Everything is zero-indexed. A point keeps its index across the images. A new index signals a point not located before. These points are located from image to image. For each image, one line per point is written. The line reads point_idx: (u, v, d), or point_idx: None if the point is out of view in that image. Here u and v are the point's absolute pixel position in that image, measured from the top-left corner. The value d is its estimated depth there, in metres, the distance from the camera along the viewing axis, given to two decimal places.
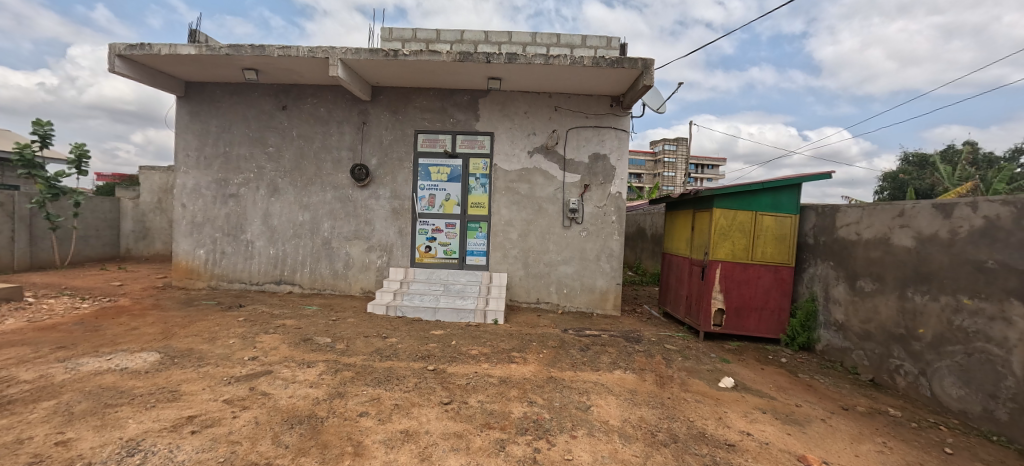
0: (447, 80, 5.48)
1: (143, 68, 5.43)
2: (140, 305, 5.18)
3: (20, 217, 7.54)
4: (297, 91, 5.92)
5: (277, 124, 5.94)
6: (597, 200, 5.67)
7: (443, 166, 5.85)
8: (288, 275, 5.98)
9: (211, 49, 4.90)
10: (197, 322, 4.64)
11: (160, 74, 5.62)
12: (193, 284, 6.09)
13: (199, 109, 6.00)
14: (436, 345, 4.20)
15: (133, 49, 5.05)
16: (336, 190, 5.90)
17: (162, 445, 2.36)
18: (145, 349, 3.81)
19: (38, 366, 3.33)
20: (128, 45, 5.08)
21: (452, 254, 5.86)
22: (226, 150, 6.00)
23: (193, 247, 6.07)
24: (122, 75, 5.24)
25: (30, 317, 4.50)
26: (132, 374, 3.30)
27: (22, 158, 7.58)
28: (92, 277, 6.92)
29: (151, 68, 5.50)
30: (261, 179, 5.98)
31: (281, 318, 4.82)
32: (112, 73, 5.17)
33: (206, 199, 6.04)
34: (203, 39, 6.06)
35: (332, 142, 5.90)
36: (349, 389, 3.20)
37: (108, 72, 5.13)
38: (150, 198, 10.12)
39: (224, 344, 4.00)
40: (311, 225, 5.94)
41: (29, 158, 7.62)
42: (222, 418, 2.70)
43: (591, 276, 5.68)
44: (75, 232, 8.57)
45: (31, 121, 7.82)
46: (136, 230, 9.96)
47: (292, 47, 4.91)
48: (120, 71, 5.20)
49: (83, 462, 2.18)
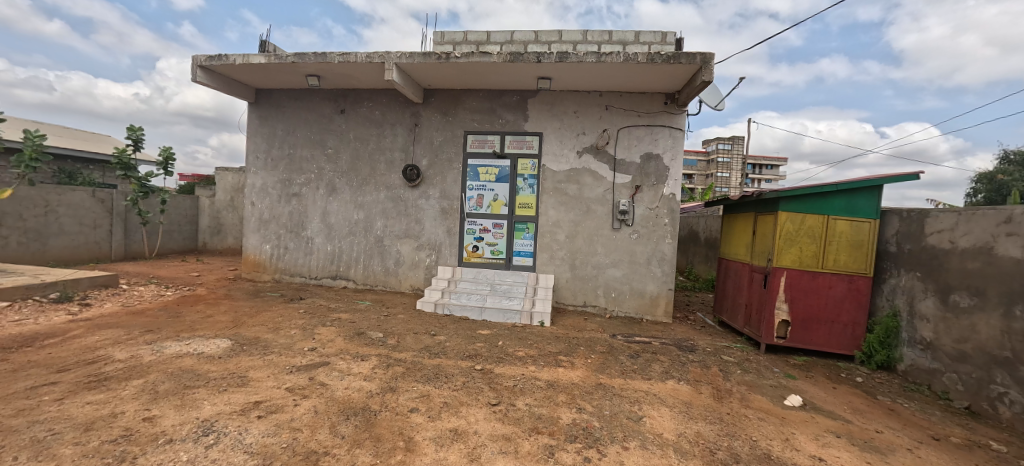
0: (498, 81, 5.50)
1: (220, 77, 5.91)
2: (214, 295, 5.66)
3: (118, 214, 8.52)
4: (353, 95, 6.19)
5: (335, 126, 6.25)
6: (649, 202, 5.46)
7: (492, 167, 5.87)
8: (343, 271, 6.27)
9: (281, 58, 5.23)
10: (263, 312, 4.97)
11: (235, 82, 6.10)
12: (259, 278, 6.55)
13: (267, 114, 6.44)
14: (483, 344, 4.21)
15: (212, 60, 5.49)
16: (389, 190, 6.11)
17: (232, 427, 2.54)
18: (218, 335, 4.13)
19: (129, 347, 3.69)
20: (208, 56, 5.54)
21: (499, 254, 5.87)
22: (290, 152, 6.40)
23: (260, 242, 6.52)
24: (203, 84, 5.73)
25: (123, 302, 5.04)
26: (208, 358, 3.59)
27: (120, 161, 8.52)
28: (175, 268, 7.65)
29: (227, 77, 5.96)
30: (321, 179, 6.31)
31: (337, 312, 5.05)
32: (195, 83, 5.66)
33: (272, 197, 6.47)
34: (272, 50, 6.50)
35: (386, 144, 6.11)
36: (400, 384, 3.27)
37: (191, 82, 5.62)
38: (224, 196, 10.97)
39: (286, 334, 4.25)
40: (365, 224, 6.19)
41: (125, 161, 8.55)
42: (284, 405, 2.85)
43: (640, 280, 5.47)
44: (161, 227, 9.52)
45: (127, 127, 8.79)
46: (211, 226, 10.84)
47: (351, 54, 5.13)
48: (201, 81, 5.68)
49: (166, 438, 2.38)
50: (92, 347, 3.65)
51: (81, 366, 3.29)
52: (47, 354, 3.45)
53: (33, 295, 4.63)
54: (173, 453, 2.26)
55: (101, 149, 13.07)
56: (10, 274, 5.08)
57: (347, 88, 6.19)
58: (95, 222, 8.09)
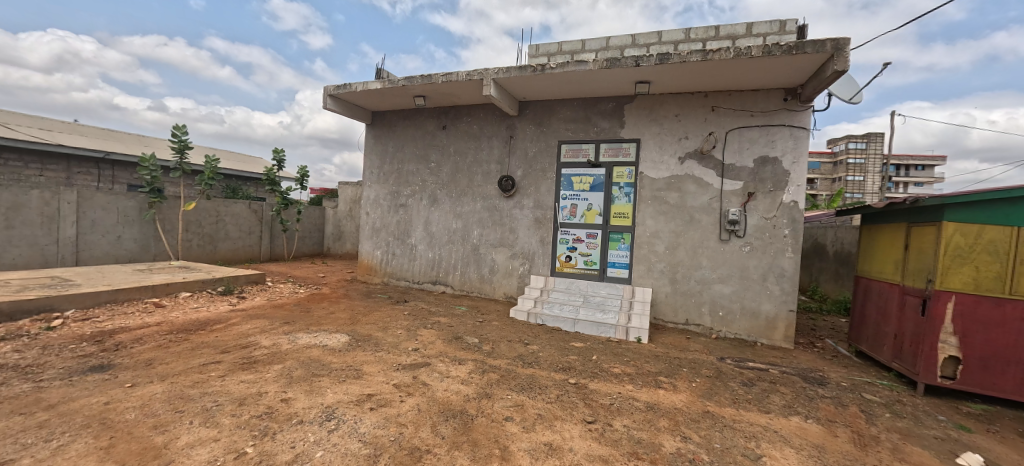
0: (592, 88, 5.42)
1: (345, 103, 6.77)
2: (336, 294, 6.45)
3: (266, 222, 10.22)
4: (454, 111, 6.63)
5: (438, 142, 6.74)
6: (765, 210, 4.87)
7: (586, 176, 5.78)
8: (442, 277, 6.69)
9: (393, 82, 5.82)
10: (374, 311, 5.52)
11: (356, 106, 6.94)
12: (372, 280, 7.30)
13: (381, 133, 7.21)
14: (576, 357, 4.11)
15: (339, 89, 6.32)
16: (486, 200, 6.38)
17: (349, 416, 2.85)
18: (338, 330, 4.68)
19: (272, 336, 4.37)
20: (335, 86, 6.38)
21: (592, 265, 5.73)
22: (399, 166, 7.06)
23: (373, 248, 7.28)
24: (331, 110, 6.62)
25: (269, 297, 6.01)
26: (331, 350, 4.07)
27: (269, 178, 10.25)
28: (306, 268, 8.91)
29: (350, 103, 6.80)
30: (424, 191, 6.84)
31: (437, 315, 5.38)
32: (325, 109, 6.57)
33: (383, 208, 7.19)
34: (386, 76, 7.28)
35: (483, 156, 6.40)
36: (495, 391, 3.34)
37: (322, 109, 6.54)
38: (345, 207, 12.47)
39: (394, 334, 4.65)
40: (462, 233, 6.54)
41: (272, 178, 10.26)
42: (392, 400, 3.10)
43: (754, 299, 4.89)
44: (296, 233, 11.20)
45: (274, 150, 10.54)
46: (334, 233, 12.43)
47: (453, 73, 5.50)
48: (330, 107, 6.56)
49: (298, 418, 2.82)
50: (246, 333, 4.40)
51: (239, 349, 3.98)
52: (216, 337, 4.24)
53: (208, 288, 5.76)
54: (299, 434, 2.63)
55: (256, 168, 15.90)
56: (194, 271, 6.39)
57: (448, 106, 6.65)
58: (250, 229, 9.82)
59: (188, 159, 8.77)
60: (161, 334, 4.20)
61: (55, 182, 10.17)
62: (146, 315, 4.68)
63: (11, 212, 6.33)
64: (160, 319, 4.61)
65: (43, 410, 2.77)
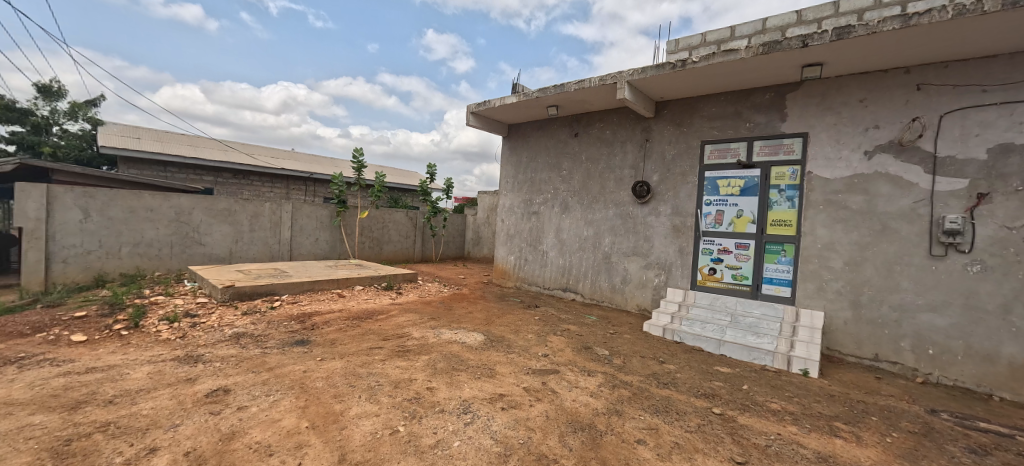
0: (744, 79, 4.81)
1: (484, 119, 7.37)
2: (473, 295, 7.02)
3: (419, 228, 11.80)
4: (586, 118, 6.63)
5: (570, 149, 6.82)
6: (1011, 216, 3.59)
7: (735, 178, 5.12)
8: (572, 284, 6.71)
9: (528, 95, 6.10)
10: (506, 314, 5.84)
11: (494, 121, 7.49)
12: (505, 284, 7.74)
13: (516, 144, 7.64)
14: (722, 385, 3.63)
15: (480, 106, 6.91)
16: (618, 207, 6.19)
17: (482, 412, 3.03)
18: (475, 329, 5.06)
19: (422, 329, 4.95)
20: (477, 103, 7.01)
21: (743, 280, 5.03)
22: (532, 175, 7.36)
23: (507, 254, 7.71)
24: (473, 126, 7.28)
25: (420, 293, 6.88)
26: (469, 347, 4.42)
27: (423, 190, 11.81)
28: (449, 270, 9.95)
29: (488, 118, 7.38)
30: (556, 199, 6.98)
31: (567, 323, 5.39)
32: (468, 126, 7.26)
33: (517, 215, 7.57)
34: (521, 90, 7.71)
35: (616, 162, 6.25)
36: (626, 409, 3.15)
37: (466, 126, 7.24)
38: (483, 214, 13.65)
39: (524, 337, 4.82)
40: (593, 240, 6.46)
41: (426, 190, 11.79)
42: (522, 403, 3.18)
43: (992, 336, 3.62)
44: (442, 238, 12.62)
45: (429, 165, 12.11)
46: (473, 238, 13.66)
47: (586, 80, 5.50)
48: (472, 123, 7.22)
49: (441, 407, 3.11)
50: (402, 324, 5.09)
51: (395, 337, 4.62)
52: (379, 325, 5.00)
53: (375, 283, 6.87)
54: (439, 421, 2.91)
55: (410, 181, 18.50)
56: (365, 268, 7.70)
57: (580, 113, 6.68)
58: (407, 234, 11.45)
59: (363, 176, 10.67)
60: (342, 319, 5.14)
61: (279, 197, 13.49)
62: (332, 302, 5.80)
63: (253, 218, 8.47)
64: (342, 306, 5.67)
65: (266, 371, 3.65)
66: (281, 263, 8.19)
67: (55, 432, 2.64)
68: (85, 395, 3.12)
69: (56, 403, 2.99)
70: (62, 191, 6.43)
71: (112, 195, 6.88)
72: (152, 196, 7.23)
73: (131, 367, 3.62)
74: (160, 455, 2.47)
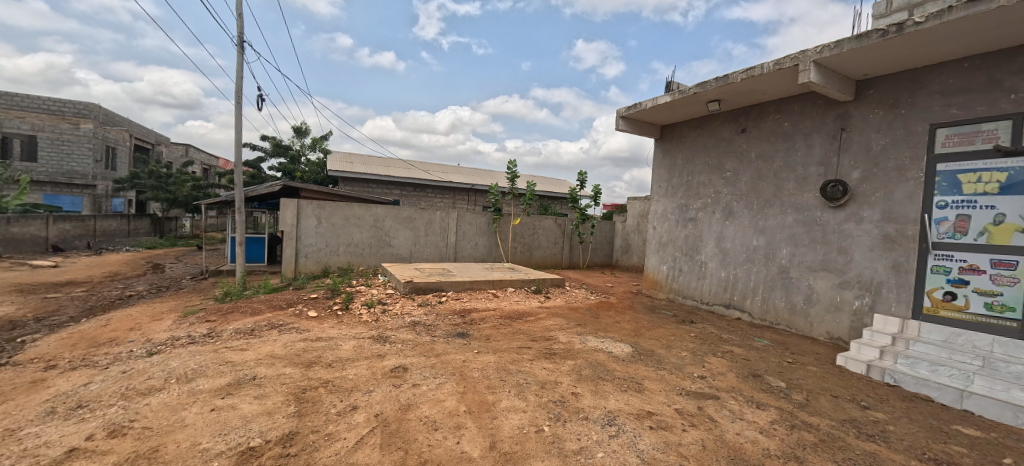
0: (1008, 34, 3.50)
1: (635, 122, 7.43)
2: (621, 305, 6.87)
3: (567, 234, 12.11)
4: (757, 110, 6.02)
5: (735, 147, 6.31)
6: None
7: (991, 171, 3.76)
8: (737, 301, 6.21)
9: (685, 92, 5.94)
10: (657, 328, 5.57)
11: (645, 124, 7.49)
12: (656, 294, 7.76)
13: (670, 147, 7.47)
14: (965, 451, 2.67)
15: (631, 109, 7.03)
16: (800, 213, 5.40)
17: (629, 428, 2.90)
18: (623, 340, 4.93)
19: (568, 334, 5.05)
20: (628, 107, 7.14)
21: (1007, 311, 3.65)
22: (689, 178, 7.06)
23: (659, 263, 7.69)
24: (623, 131, 7.42)
25: (568, 298, 7.06)
26: (615, 358, 4.33)
27: (572, 197, 12.09)
28: (596, 277, 9.95)
29: (640, 121, 7.42)
30: (718, 203, 6.53)
31: (730, 344, 4.96)
32: (619, 130, 7.43)
33: (671, 221, 7.40)
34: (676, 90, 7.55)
35: (798, 159, 5.46)
36: (808, 457, 2.59)
37: (616, 130, 7.42)
38: (633, 221, 12.68)
39: (678, 355, 4.50)
40: (767, 251, 5.80)
41: (574, 197, 12.05)
42: (673, 426, 2.93)
43: None
44: (590, 245, 12.66)
45: (579, 173, 12.39)
46: (622, 246, 12.99)
47: (754, 67, 5.03)
48: (623, 128, 7.37)
49: (585, 414, 3.10)
50: (549, 327, 5.28)
51: (543, 339, 4.82)
52: (528, 326, 5.29)
53: (526, 286, 7.30)
54: (583, 428, 2.90)
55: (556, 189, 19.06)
56: (517, 271, 8.28)
57: (749, 105, 6.13)
58: (555, 240, 11.89)
59: (516, 186, 11.47)
60: (496, 318, 5.62)
61: (448, 205, 15.56)
62: (488, 301, 6.40)
63: (427, 225, 9.94)
64: (496, 306, 6.20)
65: (434, 356, 4.23)
66: (448, 264, 9.43)
67: (294, 382, 3.59)
68: (314, 357, 4.16)
69: (297, 360, 4.05)
70: (306, 205, 8.73)
71: (336, 206, 9.00)
72: (359, 207, 9.20)
73: (343, 340, 4.65)
74: (359, 413, 3.10)
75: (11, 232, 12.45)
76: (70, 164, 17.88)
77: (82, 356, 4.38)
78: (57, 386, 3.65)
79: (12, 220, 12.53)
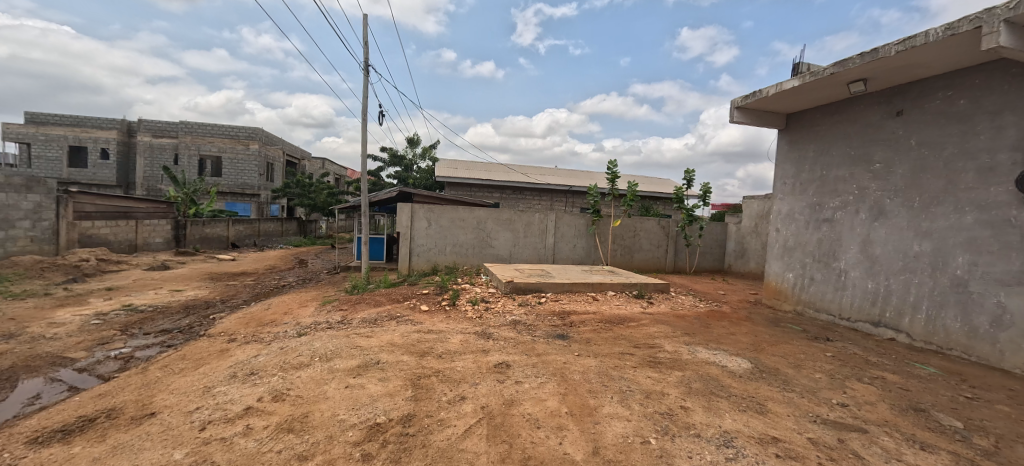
0: None
1: (753, 112, 6.71)
2: (737, 316, 6.21)
3: (672, 236, 11.36)
4: (919, 87, 4.96)
5: (887, 134, 5.27)
6: None
7: None
8: (890, 319, 5.18)
9: (816, 74, 5.18)
10: (782, 343, 4.93)
11: (766, 113, 6.71)
12: (779, 305, 6.87)
13: (798, 137, 6.56)
14: None
15: (748, 98, 6.37)
16: (984, 211, 4.29)
17: (750, 452, 2.60)
18: (739, 354, 4.46)
19: (675, 343, 4.75)
20: (743, 97, 6.49)
21: None
22: (823, 173, 6.10)
23: (783, 270, 6.80)
24: (738, 122, 6.77)
25: (673, 305, 6.63)
26: (731, 373, 3.94)
27: (677, 197, 11.31)
28: (705, 284, 9.16)
29: (759, 110, 6.67)
30: (862, 201, 5.53)
31: (880, 369, 4.15)
32: (733, 123, 6.80)
33: (800, 223, 6.48)
34: (806, 71, 6.60)
35: (982, 143, 4.35)
36: None
37: (730, 123, 6.81)
38: (749, 223, 11.34)
39: (810, 376, 3.92)
40: (934, 259, 4.72)
41: (680, 196, 11.26)
42: (806, 457, 2.55)
43: None
44: (698, 249, 11.70)
45: (686, 171, 11.55)
46: (736, 250, 11.71)
47: (913, 37, 4.17)
48: (737, 120, 6.73)
49: (696, 431, 2.87)
50: (654, 334, 5.02)
51: (646, 347, 4.59)
52: (631, 332, 5.09)
53: (627, 290, 7.03)
54: (695, 446, 2.69)
55: (658, 188, 17.97)
56: (617, 275, 8.03)
57: (907, 82, 5.07)
58: (658, 242, 11.25)
59: (616, 186, 11.13)
60: (596, 321, 5.53)
61: (545, 207, 15.75)
62: (588, 304, 6.32)
63: (525, 226, 10.19)
64: (596, 309, 6.10)
65: (535, 355, 4.31)
66: (546, 265, 9.54)
67: (410, 369, 3.97)
68: (427, 347, 4.55)
69: (412, 349, 4.48)
70: (418, 208, 9.63)
71: (443, 209, 9.74)
72: (463, 210, 9.82)
73: (451, 333, 5.01)
74: (467, 403, 3.30)
75: (205, 232, 15.97)
76: (242, 177, 22.30)
77: (253, 333, 5.43)
78: (238, 355, 4.58)
79: (206, 223, 16.08)
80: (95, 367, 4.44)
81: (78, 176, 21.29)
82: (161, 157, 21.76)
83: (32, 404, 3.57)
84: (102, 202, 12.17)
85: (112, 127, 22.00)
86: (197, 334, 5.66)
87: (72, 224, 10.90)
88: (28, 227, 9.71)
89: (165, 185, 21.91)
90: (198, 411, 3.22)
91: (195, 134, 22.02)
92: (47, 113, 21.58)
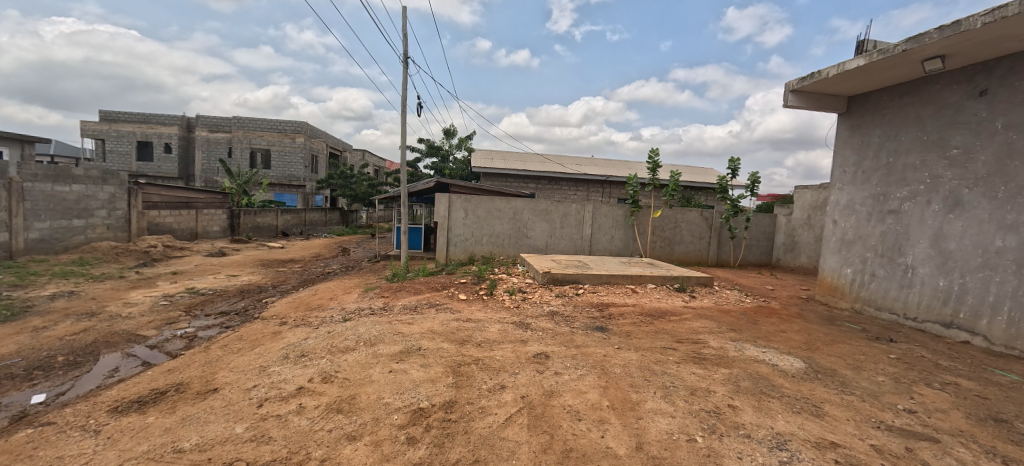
0: None
1: (810, 96, 6.27)
2: (787, 312, 5.88)
3: (716, 228, 10.88)
4: (1008, 63, 4.42)
5: (968, 116, 4.75)
6: None
7: None
8: (964, 320, 4.72)
9: (885, 52, 4.73)
10: (839, 343, 4.61)
11: (824, 96, 6.24)
12: (835, 302, 6.44)
13: (861, 121, 6.06)
14: None
15: (805, 81, 5.95)
16: None
17: (805, 457, 2.45)
18: (792, 353, 4.22)
19: (720, 339, 4.55)
20: (799, 79, 6.07)
21: None
22: (890, 160, 5.60)
23: (840, 265, 6.35)
24: (792, 107, 6.36)
25: (717, 300, 6.35)
26: (782, 372, 3.74)
27: (721, 186, 10.78)
28: (752, 278, 8.72)
29: (816, 93, 6.21)
30: (935, 191, 5.04)
31: (954, 374, 3.79)
32: (786, 107, 6.40)
33: (860, 215, 6.01)
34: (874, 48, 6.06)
35: None
36: None
37: (782, 107, 6.42)
38: (801, 214, 10.67)
39: (871, 379, 3.64)
40: (1019, 255, 4.24)
41: (724, 186, 10.73)
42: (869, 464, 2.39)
43: None
44: (743, 242, 11.14)
45: (728, 160, 10.99)
46: (786, 244, 11.07)
47: (1004, 6, 3.69)
48: (792, 104, 6.32)
49: (746, 432, 2.74)
50: (697, 329, 4.84)
51: (690, 342, 4.44)
52: (673, 327, 4.94)
53: (668, 284, 6.82)
54: (744, 447, 2.57)
55: (700, 178, 17.21)
56: (657, 267, 7.78)
57: (993, 58, 4.54)
58: (701, 234, 10.83)
59: (658, 176, 10.75)
60: (636, 314, 5.40)
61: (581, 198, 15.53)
62: (627, 297, 6.18)
63: (561, 217, 10.07)
64: (635, 302, 5.96)
65: (574, 347, 4.27)
66: (583, 257, 9.43)
67: (450, 356, 4.04)
68: (466, 336, 4.61)
69: (452, 337, 4.56)
70: (455, 199, 9.73)
71: (479, 201, 9.80)
72: (499, 200, 9.83)
73: (489, 323, 5.05)
74: (506, 392, 3.32)
75: (256, 221, 16.95)
76: (289, 169, 23.40)
77: (302, 317, 5.71)
78: (289, 338, 4.83)
79: (257, 212, 17.05)
80: (164, 345, 4.82)
81: (146, 169, 23.10)
82: (216, 150, 23.22)
83: (112, 376, 3.93)
84: (166, 194, 13.30)
85: (174, 123, 23.65)
86: (251, 316, 6.02)
87: (142, 213, 11.87)
88: (104, 216, 10.66)
89: (220, 177, 23.37)
90: (255, 389, 3.43)
91: (247, 128, 23.29)
92: (119, 112, 23.52)
